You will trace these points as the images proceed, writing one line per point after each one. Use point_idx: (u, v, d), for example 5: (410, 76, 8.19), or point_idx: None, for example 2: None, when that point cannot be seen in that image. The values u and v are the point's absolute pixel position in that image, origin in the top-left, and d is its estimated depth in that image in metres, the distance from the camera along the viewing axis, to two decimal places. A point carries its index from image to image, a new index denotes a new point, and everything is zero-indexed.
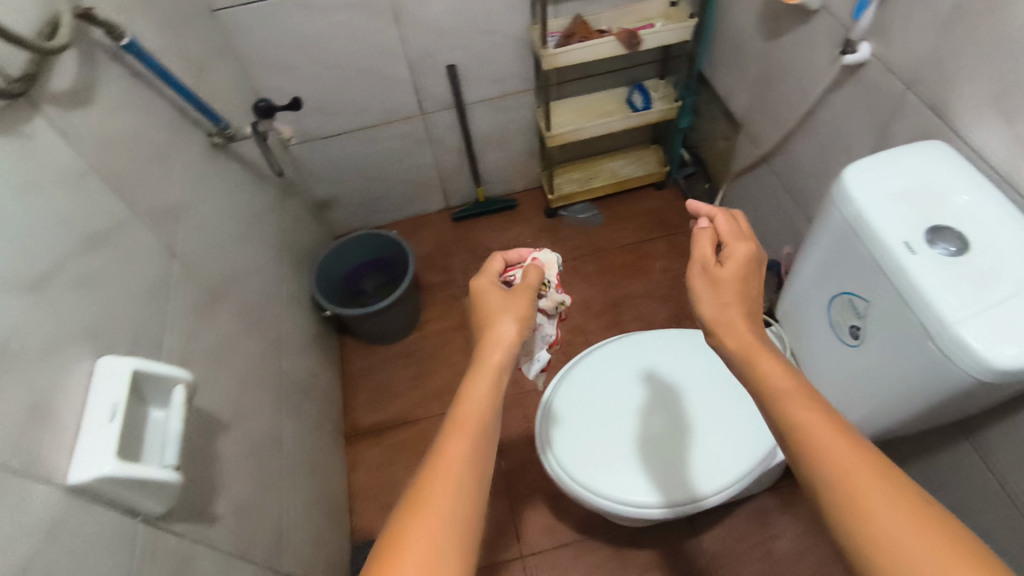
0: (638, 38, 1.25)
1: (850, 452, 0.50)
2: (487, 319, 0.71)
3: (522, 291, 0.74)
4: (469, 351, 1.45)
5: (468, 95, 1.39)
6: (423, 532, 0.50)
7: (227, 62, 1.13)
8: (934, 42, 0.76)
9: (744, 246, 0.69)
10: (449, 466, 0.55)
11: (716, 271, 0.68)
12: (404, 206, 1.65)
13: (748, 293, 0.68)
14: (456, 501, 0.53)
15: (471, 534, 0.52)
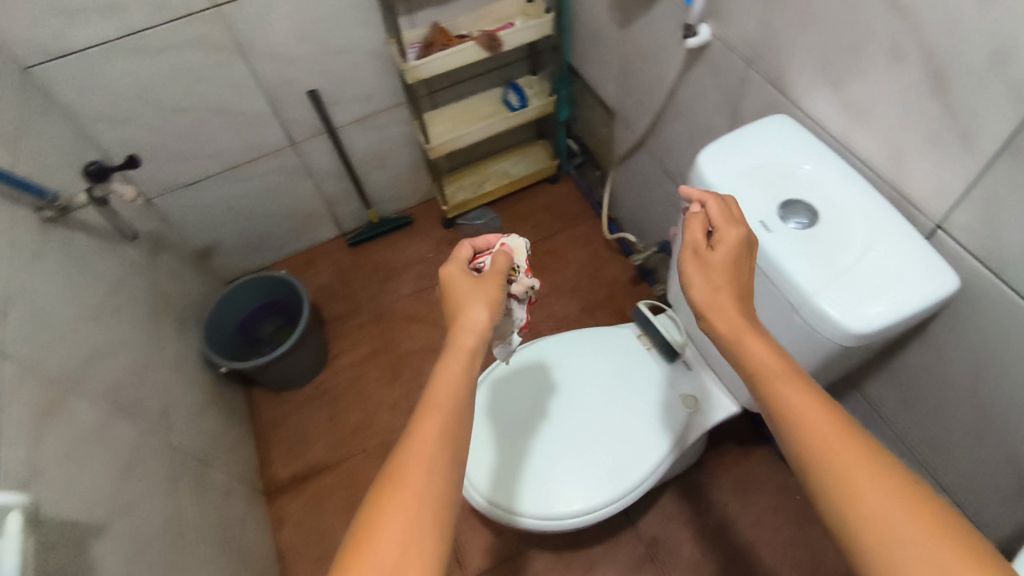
0: (498, 40, 1.23)
1: (839, 435, 0.49)
2: (457, 310, 0.67)
3: (490, 278, 0.69)
4: (384, 379, 1.41)
5: (336, 118, 1.34)
6: (393, 523, 0.49)
7: (52, 123, 1.03)
8: (761, 19, 0.78)
9: (735, 230, 0.63)
10: (420, 454, 0.54)
11: (707, 255, 0.62)
12: (294, 240, 1.58)
13: (738, 279, 0.62)
14: (429, 489, 0.52)
15: (444, 519, 0.52)
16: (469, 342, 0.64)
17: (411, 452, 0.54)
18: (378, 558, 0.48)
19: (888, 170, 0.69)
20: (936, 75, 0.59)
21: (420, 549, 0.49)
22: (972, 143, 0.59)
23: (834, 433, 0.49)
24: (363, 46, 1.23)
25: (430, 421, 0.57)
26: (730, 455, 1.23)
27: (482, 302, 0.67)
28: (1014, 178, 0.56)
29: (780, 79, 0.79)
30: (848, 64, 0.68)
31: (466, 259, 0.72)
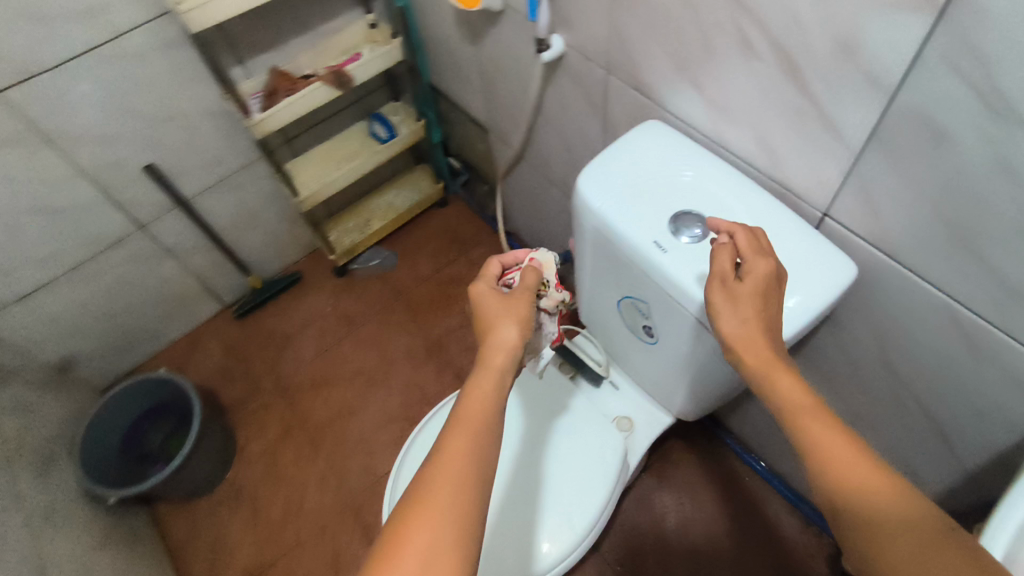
0: (347, 75, 1.13)
1: (886, 492, 0.45)
2: (486, 327, 0.61)
3: (520, 294, 0.63)
4: (305, 458, 1.29)
5: (184, 189, 1.19)
6: (420, 532, 0.45)
7: None
8: (610, 25, 0.73)
9: (765, 262, 0.56)
10: (450, 461, 0.49)
11: (734, 288, 0.56)
12: (169, 326, 1.41)
13: (768, 315, 0.56)
14: (459, 497, 0.47)
15: (473, 534, 0.47)
16: (502, 354, 0.58)
17: (440, 459, 0.49)
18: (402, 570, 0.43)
19: (766, 166, 0.67)
20: (794, 69, 0.56)
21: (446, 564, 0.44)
22: (840, 134, 0.57)
23: (881, 490, 0.45)
24: (194, 106, 1.10)
25: (461, 433, 0.51)
26: (674, 451, 1.23)
27: (511, 319, 0.61)
28: (887, 164, 0.55)
29: (641, 85, 0.75)
30: (705, 65, 0.65)
31: (494, 276, 0.66)
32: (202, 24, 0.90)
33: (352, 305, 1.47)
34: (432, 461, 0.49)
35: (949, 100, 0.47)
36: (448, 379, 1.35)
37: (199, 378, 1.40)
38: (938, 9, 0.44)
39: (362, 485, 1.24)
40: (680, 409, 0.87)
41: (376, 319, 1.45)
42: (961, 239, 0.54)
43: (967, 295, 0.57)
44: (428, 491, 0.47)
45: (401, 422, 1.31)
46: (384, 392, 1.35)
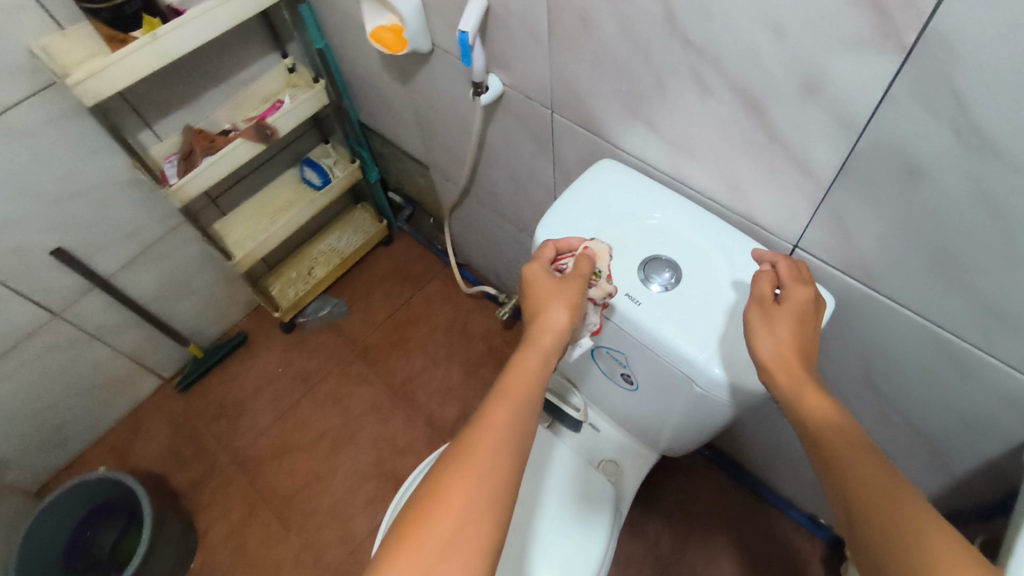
0: (269, 127, 1.05)
1: (873, 469, 0.45)
2: (534, 309, 0.58)
3: (573, 278, 0.59)
4: (274, 536, 1.19)
5: (101, 266, 1.08)
6: (458, 489, 0.46)
7: None
8: (551, 66, 0.69)
9: (804, 291, 0.56)
10: (489, 430, 0.49)
11: (774, 308, 0.55)
12: (104, 411, 1.29)
13: (805, 342, 0.54)
14: (497, 461, 0.48)
15: (507, 500, 0.47)
16: (545, 334, 0.57)
17: (478, 425, 0.50)
18: (438, 527, 0.44)
19: (730, 201, 0.64)
20: (754, 108, 0.53)
21: (479, 526, 0.45)
22: (807, 170, 0.54)
23: (869, 465, 0.45)
24: (101, 178, 0.99)
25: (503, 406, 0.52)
26: (660, 473, 1.21)
27: (558, 303, 0.57)
28: (857, 199, 0.53)
29: (591, 123, 0.71)
30: (657, 103, 0.61)
31: (549, 258, 0.61)
32: (96, 95, 0.81)
33: (306, 361, 1.39)
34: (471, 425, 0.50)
35: (920, 138, 0.45)
36: (418, 428, 1.29)
37: (146, 463, 1.29)
38: (905, 50, 0.41)
39: (340, 555, 1.16)
40: (666, 447, 0.84)
41: (333, 374, 1.37)
42: (942, 268, 0.52)
43: (950, 322, 0.55)
44: (466, 452, 0.48)
45: (374, 482, 1.24)
46: (352, 452, 1.27)
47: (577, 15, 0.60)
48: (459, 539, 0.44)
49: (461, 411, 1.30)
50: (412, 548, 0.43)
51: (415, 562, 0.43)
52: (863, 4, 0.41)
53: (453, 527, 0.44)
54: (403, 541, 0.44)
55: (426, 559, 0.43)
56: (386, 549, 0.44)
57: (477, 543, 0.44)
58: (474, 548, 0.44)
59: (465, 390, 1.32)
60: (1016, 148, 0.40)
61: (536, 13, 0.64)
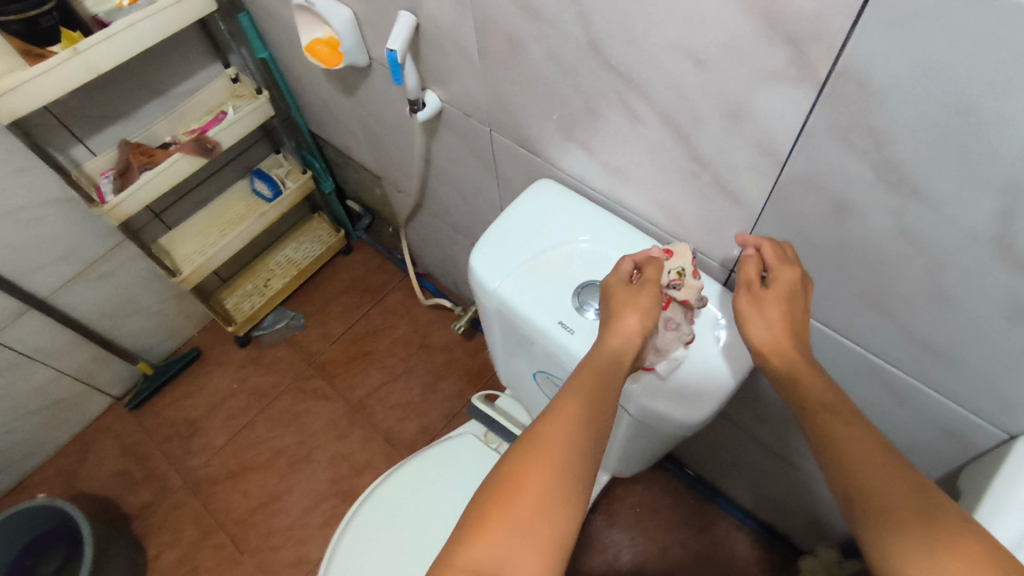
0: (211, 140, 1.01)
1: (870, 451, 0.43)
2: (609, 310, 0.53)
3: (650, 285, 0.53)
4: (227, 559, 1.16)
5: (37, 287, 1.04)
6: (535, 485, 0.43)
7: None
8: (485, 85, 0.67)
9: (792, 269, 0.50)
10: (563, 426, 0.46)
11: (765, 293, 0.50)
12: (49, 434, 1.25)
13: (795, 322, 0.50)
14: (572, 460, 0.44)
15: (581, 502, 0.44)
16: (624, 332, 0.51)
17: (552, 420, 0.46)
18: (513, 521, 0.42)
19: (668, 225, 0.63)
20: (681, 134, 0.52)
21: (553, 526, 0.42)
22: (737, 198, 0.53)
23: (868, 447, 0.43)
24: (30, 197, 0.95)
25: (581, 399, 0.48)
26: (620, 485, 1.20)
27: (635, 308, 0.52)
28: (784, 231, 0.52)
29: (529, 143, 0.70)
30: (589, 127, 0.60)
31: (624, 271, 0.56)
32: (13, 114, 0.77)
33: (262, 378, 1.35)
34: (546, 418, 0.47)
35: (839, 171, 0.44)
36: (376, 444, 1.26)
37: (95, 486, 1.25)
38: (818, 84, 0.40)
39: None
40: (615, 468, 0.82)
41: (290, 389, 1.34)
42: (871, 300, 0.51)
43: (884, 351, 0.54)
44: (541, 446, 0.45)
45: (331, 501, 1.21)
46: (310, 470, 1.24)
47: (505, 37, 0.58)
48: (531, 536, 0.41)
49: (421, 426, 1.28)
50: (483, 537, 0.41)
51: (487, 554, 0.41)
52: (775, 38, 0.39)
53: (528, 521, 0.42)
54: (474, 529, 0.42)
55: (500, 552, 0.41)
56: (457, 537, 0.42)
57: (551, 542, 0.42)
58: (544, 549, 0.41)
59: (424, 404, 1.30)
60: (934, 188, 0.39)
61: (464, 32, 0.62)
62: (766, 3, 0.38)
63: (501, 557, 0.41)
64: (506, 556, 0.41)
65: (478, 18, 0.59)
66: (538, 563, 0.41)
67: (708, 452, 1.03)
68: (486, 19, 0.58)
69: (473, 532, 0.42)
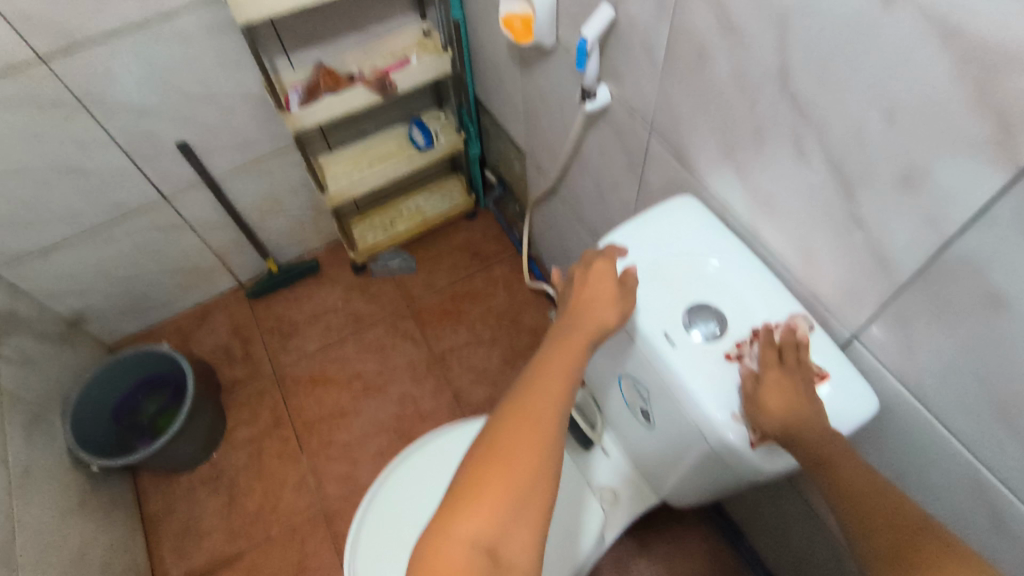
0: (391, 81, 1.10)
1: (873, 491, 0.51)
2: (584, 303, 0.60)
3: (632, 292, 0.61)
4: (289, 453, 1.28)
5: (213, 167, 1.19)
6: (514, 463, 0.48)
7: None
8: (660, 90, 0.69)
9: (776, 370, 0.56)
10: (538, 411, 0.51)
11: (756, 391, 0.55)
12: (181, 296, 1.42)
13: (795, 412, 0.54)
14: (547, 438, 0.50)
15: (556, 476, 0.49)
16: (597, 321, 0.59)
17: (527, 403, 0.51)
18: (501, 497, 0.46)
19: (801, 273, 0.62)
20: (845, 186, 0.51)
21: (538, 497, 0.47)
22: (886, 266, 0.51)
23: (868, 484, 0.52)
24: (234, 90, 1.09)
25: (546, 385, 0.53)
26: (660, 518, 1.18)
27: (615, 306, 0.60)
28: (927, 311, 0.50)
29: (683, 157, 0.70)
30: (751, 156, 0.60)
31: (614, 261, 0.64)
32: (248, 16, 0.88)
33: (363, 305, 1.46)
34: (523, 398, 0.52)
35: (1010, 264, 0.41)
36: (444, 398, 1.33)
37: (202, 351, 1.41)
38: (1017, 169, 0.38)
39: (339, 491, 1.23)
40: (667, 495, 0.82)
41: (384, 323, 1.43)
42: (1000, 408, 0.48)
43: (999, 466, 0.51)
44: (519, 428, 0.50)
45: (390, 434, 1.29)
46: (380, 401, 1.33)
47: (695, 48, 0.60)
48: (517, 511, 0.46)
49: (488, 396, 1.32)
50: (478, 512, 0.46)
51: (481, 528, 0.45)
52: (985, 111, 0.38)
53: (515, 495, 0.47)
54: (467, 503, 0.46)
55: (492, 527, 0.45)
56: (447, 511, 0.46)
57: (538, 512, 0.47)
58: (531, 519, 0.47)
59: (498, 377, 1.34)
60: None
61: (657, 36, 0.64)
62: (982, 74, 0.37)
63: (496, 529, 0.45)
64: (500, 528, 0.46)
65: (676, 25, 0.61)
66: (527, 531, 0.46)
67: (763, 519, 0.99)
68: (683, 28, 0.60)
69: (467, 507, 0.46)
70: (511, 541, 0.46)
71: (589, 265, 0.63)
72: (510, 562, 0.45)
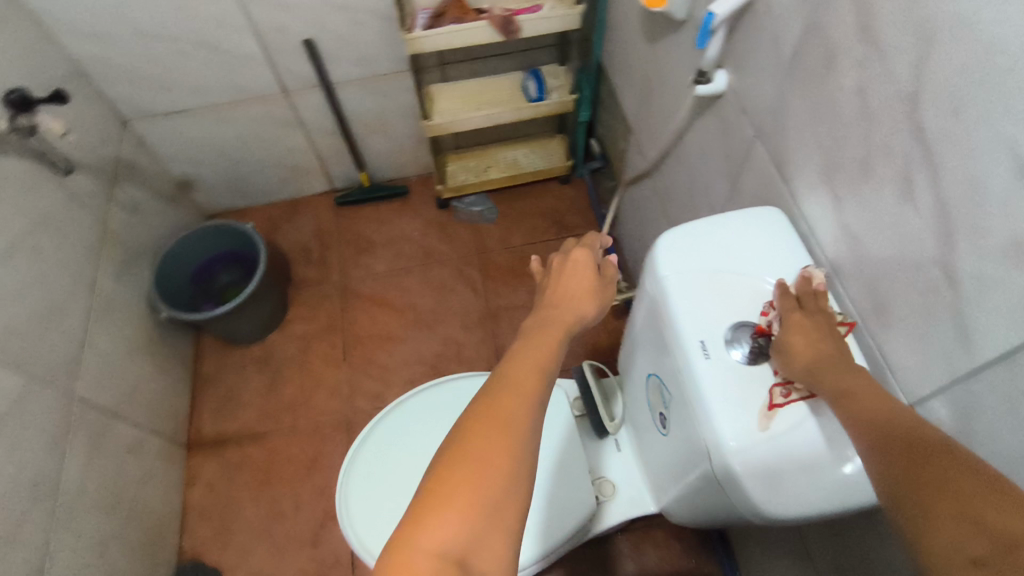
0: (516, 24, 1.08)
1: (904, 420, 0.41)
2: (560, 295, 0.57)
3: (610, 283, 0.60)
4: (333, 358, 1.34)
5: (332, 73, 1.23)
6: (484, 460, 0.42)
7: (27, 36, 0.98)
8: (778, 90, 0.62)
9: (798, 314, 0.53)
10: (515, 402, 0.45)
11: (782, 334, 0.52)
12: (278, 188, 1.51)
13: (820, 354, 0.50)
14: (527, 432, 0.44)
15: (533, 473, 0.44)
16: (576, 312, 0.56)
17: (503, 392, 0.46)
18: (473, 502, 0.40)
19: (872, 324, 0.55)
20: (948, 238, 0.45)
21: (513, 500, 0.42)
22: (968, 338, 0.45)
23: (878, 408, 0.43)
24: (366, 2, 1.11)
25: (520, 371, 0.48)
26: (662, 531, 1.15)
27: (591, 296, 0.58)
28: (998, 402, 0.43)
29: (783, 168, 0.64)
30: (853, 182, 0.54)
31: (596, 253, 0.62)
32: None
33: (437, 241, 1.49)
34: (502, 387, 0.46)
35: None
36: (486, 350, 1.34)
37: (284, 243, 1.49)
38: None
39: (367, 407, 1.28)
40: (664, 510, 0.78)
41: (451, 263, 1.45)
42: None
43: None
44: (494, 421, 0.44)
45: (426, 369, 1.32)
46: (427, 335, 1.36)
47: (827, 50, 0.53)
48: (489, 519, 0.40)
49: None
50: (450, 517, 0.40)
51: (448, 536, 0.39)
52: None
53: (487, 499, 0.41)
54: (434, 508, 0.40)
55: (461, 535, 0.39)
56: (411, 518, 0.40)
57: (512, 516, 0.41)
58: (507, 525, 0.41)
59: None
60: None
61: (789, 29, 0.58)
62: None
63: (466, 538, 0.39)
64: (474, 535, 0.40)
65: (812, 20, 0.54)
66: (500, 539, 0.41)
67: (766, 567, 0.93)
68: (820, 24, 0.53)
69: (436, 511, 0.40)
70: (483, 551, 0.40)
71: (570, 252, 0.61)
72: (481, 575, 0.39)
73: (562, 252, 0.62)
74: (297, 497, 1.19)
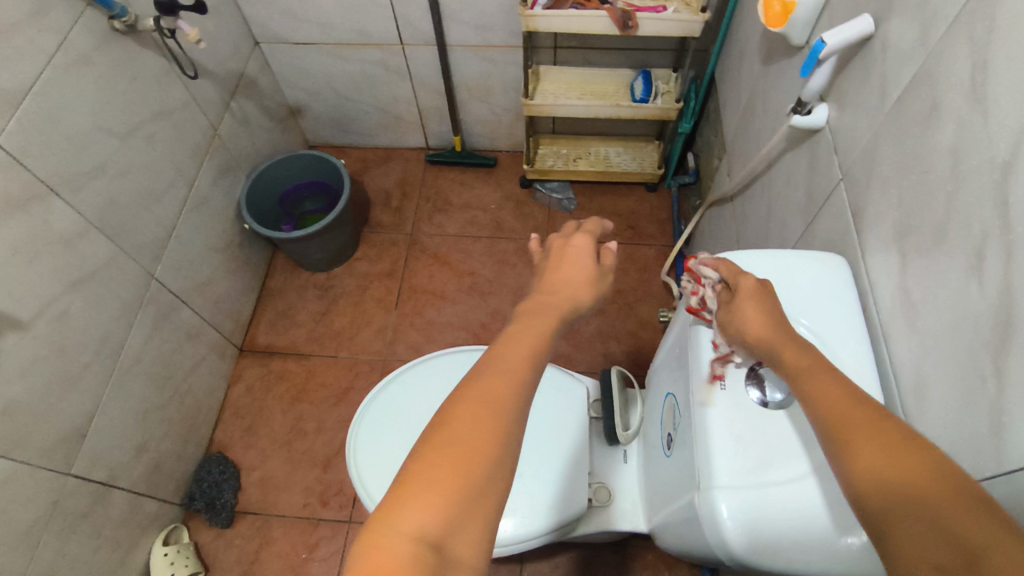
0: (634, 20, 1.05)
1: (874, 421, 0.41)
2: (556, 277, 0.60)
3: (608, 273, 0.63)
4: (386, 303, 1.40)
5: (449, 34, 1.26)
6: (466, 443, 0.41)
7: None
8: (874, 134, 0.59)
9: (750, 280, 0.54)
10: (505, 386, 0.45)
11: (738, 303, 0.52)
12: (377, 133, 1.57)
13: (768, 322, 0.51)
14: (509, 415, 0.43)
15: (516, 461, 0.43)
16: (572, 293, 0.58)
17: (494, 376, 0.45)
18: (452, 489, 0.39)
19: (908, 399, 0.52)
20: (1005, 325, 0.41)
21: (493, 488, 0.41)
22: (1000, 437, 0.41)
23: (849, 403, 0.43)
24: None
25: (509, 355, 0.47)
26: (654, 554, 1.13)
27: (588, 277, 0.60)
28: (1012, 513, 0.39)
29: (860, 216, 0.61)
30: (924, 245, 0.50)
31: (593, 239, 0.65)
32: None
33: (510, 216, 1.50)
34: (490, 371, 0.46)
35: None
36: None
37: (369, 186, 1.56)
38: None
39: (403, 356, 1.33)
40: (651, 530, 0.77)
41: (519, 241, 1.47)
42: None
43: None
44: (481, 404, 0.43)
45: (468, 336, 1.35)
46: (477, 304, 1.39)
47: (932, 100, 0.50)
48: (469, 506, 0.39)
49: (567, 354, 1.32)
50: (427, 504, 0.38)
51: (425, 518, 0.38)
52: None
53: (469, 484, 0.40)
54: (413, 489, 0.39)
55: (440, 519, 0.38)
56: (389, 500, 0.39)
57: (492, 506, 0.41)
58: (485, 512, 0.40)
59: (585, 342, 1.33)
60: None
61: (900, 72, 0.54)
62: None
63: (444, 522, 0.38)
64: (451, 521, 0.38)
65: (925, 67, 0.51)
66: (477, 528, 0.39)
67: None
68: (931, 74, 0.50)
69: (413, 495, 0.39)
70: (461, 536, 0.39)
71: (569, 239, 0.65)
72: (457, 561, 0.38)
73: (565, 237, 0.66)
74: (320, 422, 1.26)
